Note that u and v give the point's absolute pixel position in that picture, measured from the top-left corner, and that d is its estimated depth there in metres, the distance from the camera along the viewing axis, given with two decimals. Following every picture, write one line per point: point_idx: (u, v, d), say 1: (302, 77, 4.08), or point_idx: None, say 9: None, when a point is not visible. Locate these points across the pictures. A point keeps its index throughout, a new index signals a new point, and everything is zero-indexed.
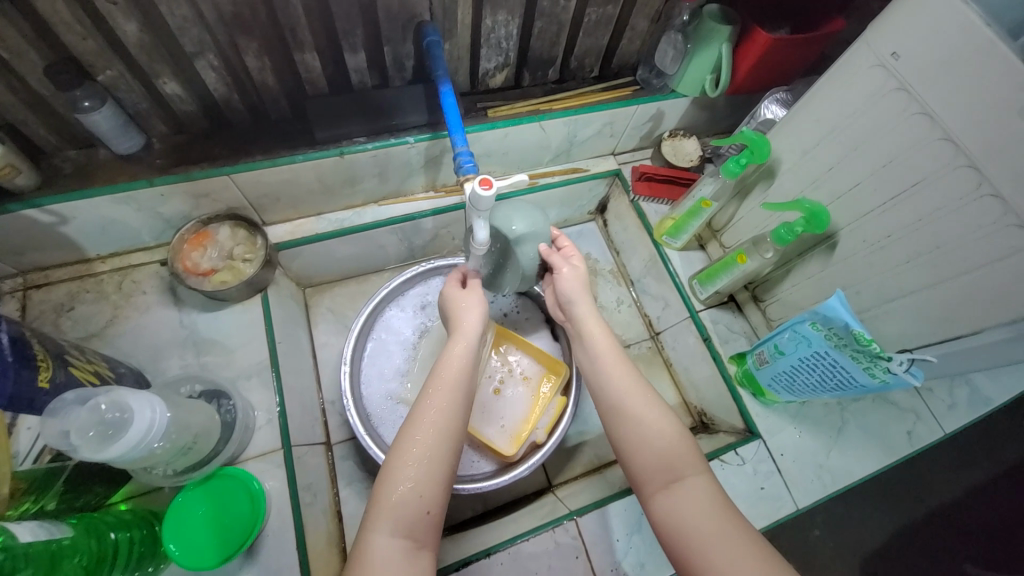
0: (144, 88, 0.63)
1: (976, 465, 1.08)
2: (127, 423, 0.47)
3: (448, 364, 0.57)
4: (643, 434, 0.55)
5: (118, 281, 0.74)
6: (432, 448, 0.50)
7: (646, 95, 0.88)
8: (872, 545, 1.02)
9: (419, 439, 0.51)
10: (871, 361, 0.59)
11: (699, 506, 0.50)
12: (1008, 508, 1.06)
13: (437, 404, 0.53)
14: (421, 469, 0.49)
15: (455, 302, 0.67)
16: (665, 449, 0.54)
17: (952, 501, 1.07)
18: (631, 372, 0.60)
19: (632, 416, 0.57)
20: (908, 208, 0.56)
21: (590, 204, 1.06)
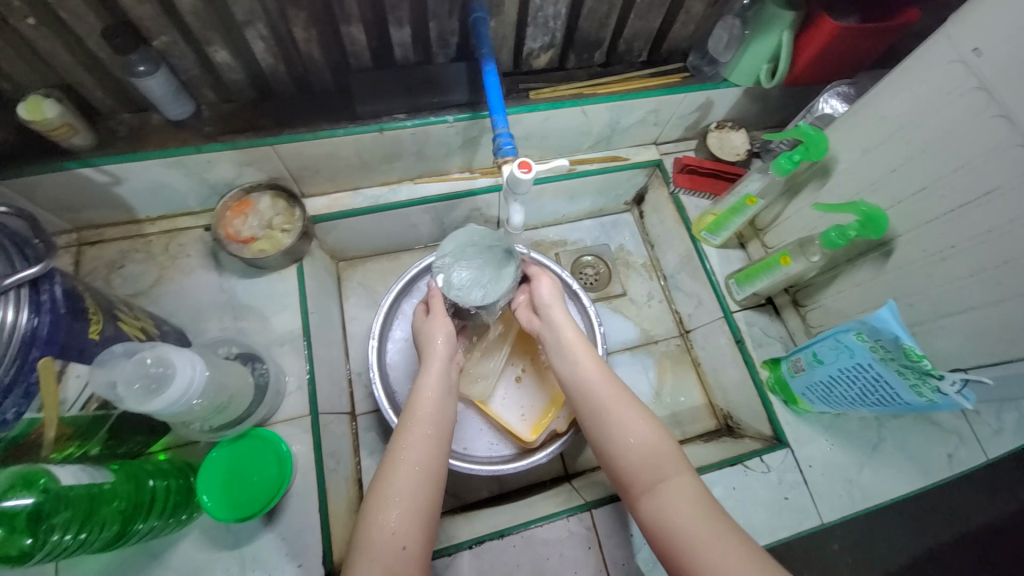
0: (196, 55, 0.64)
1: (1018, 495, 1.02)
2: (169, 378, 0.49)
3: (420, 398, 0.61)
4: (620, 440, 0.56)
5: (165, 242, 0.77)
6: (410, 479, 0.54)
7: (695, 83, 0.84)
8: (897, 566, 0.98)
9: (397, 468, 0.55)
10: (919, 378, 0.55)
11: (682, 508, 0.49)
12: None
13: (411, 439, 0.57)
14: (400, 502, 0.53)
15: (426, 331, 0.70)
16: (643, 453, 0.55)
17: (988, 528, 1.02)
18: (604, 376, 0.62)
19: (606, 427, 0.58)
20: (977, 218, 0.52)
21: (628, 194, 1.03)
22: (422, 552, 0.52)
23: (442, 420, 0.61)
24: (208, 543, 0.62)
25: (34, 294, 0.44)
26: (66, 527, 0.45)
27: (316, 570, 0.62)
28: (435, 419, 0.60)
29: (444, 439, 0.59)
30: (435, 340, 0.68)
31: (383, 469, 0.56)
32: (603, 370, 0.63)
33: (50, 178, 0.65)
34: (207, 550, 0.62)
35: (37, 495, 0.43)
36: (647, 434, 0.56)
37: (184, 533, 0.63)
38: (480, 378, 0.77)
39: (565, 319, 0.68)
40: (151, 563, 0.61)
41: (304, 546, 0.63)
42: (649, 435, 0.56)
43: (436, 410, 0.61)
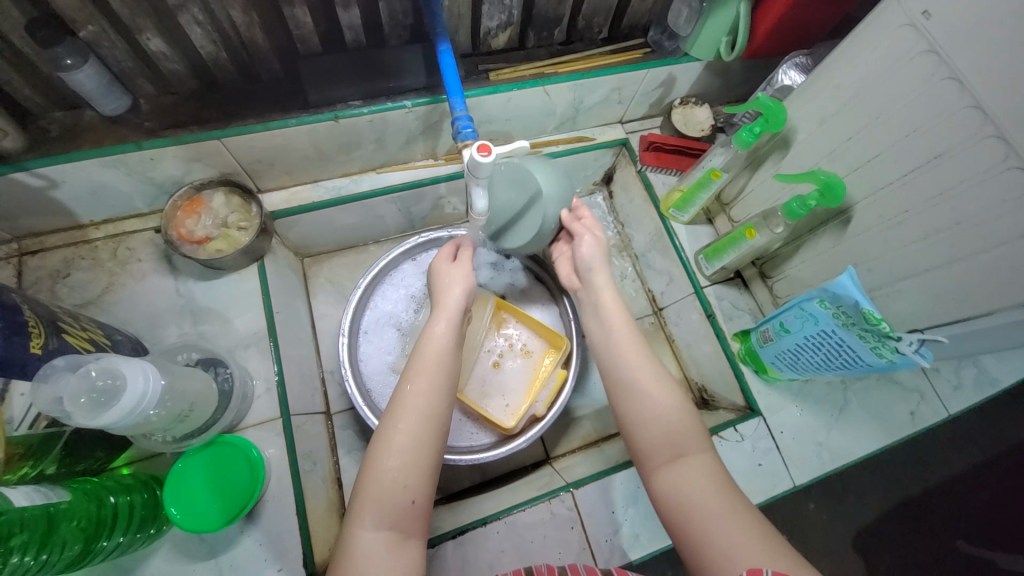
0: (128, 45, 0.60)
1: (976, 445, 1.09)
2: (119, 389, 0.46)
3: (433, 338, 0.55)
4: (640, 408, 0.54)
5: (113, 248, 0.73)
6: (418, 429, 0.49)
7: (657, 58, 0.83)
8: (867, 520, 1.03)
9: (408, 413, 0.49)
10: (879, 340, 0.58)
11: (706, 481, 0.48)
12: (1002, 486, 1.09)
13: (426, 382, 0.51)
14: (405, 459, 0.47)
15: (442, 275, 0.63)
16: (664, 420, 0.52)
17: (950, 477, 1.08)
18: (633, 340, 0.58)
19: (631, 395, 0.55)
20: (929, 182, 0.53)
21: (596, 174, 1.02)
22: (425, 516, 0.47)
23: (454, 362, 0.55)
24: (181, 556, 0.61)
25: None
26: (23, 551, 0.43)
27: (298, 573, 0.61)
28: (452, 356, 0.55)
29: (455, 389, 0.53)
30: (451, 288, 0.61)
31: (391, 414, 0.50)
32: (629, 333, 0.59)
33: None
34: (181, 562, 0.60)
35: None
36: (671, 407, 0.53)
37: (155, 548, 0.61)
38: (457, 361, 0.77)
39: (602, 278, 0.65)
40: None
41: (283, 550, 0.62)
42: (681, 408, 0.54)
43: (449, 354, 0.55)
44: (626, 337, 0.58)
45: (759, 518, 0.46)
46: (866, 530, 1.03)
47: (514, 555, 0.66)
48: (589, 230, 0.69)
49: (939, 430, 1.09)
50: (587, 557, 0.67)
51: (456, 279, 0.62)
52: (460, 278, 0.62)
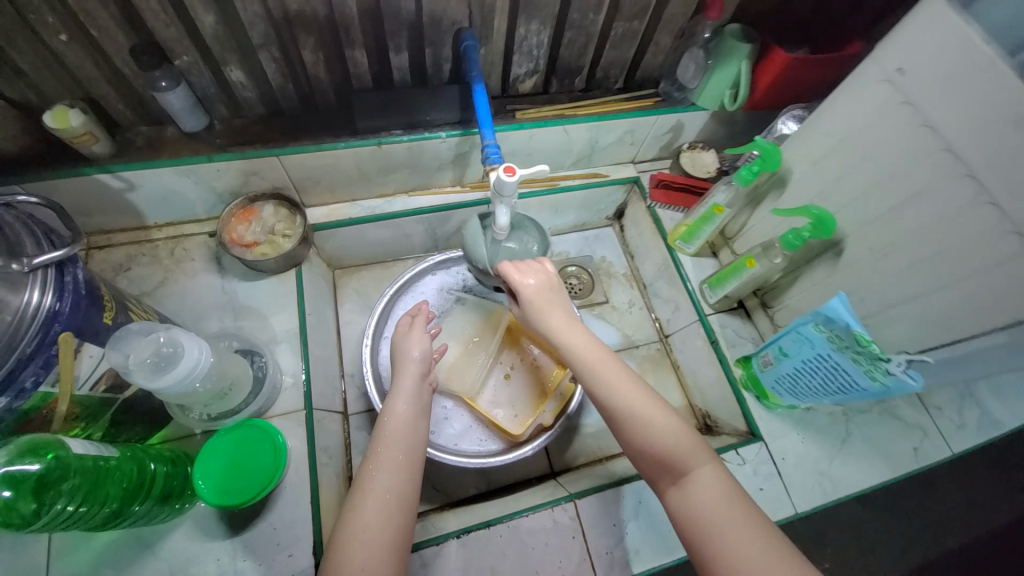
0: (212, 74, 0.71)
1: None
2: (178, 357, 0.52)
3: (392, 419, 0.61)
4: (639, 439, 0.55)
5: (170, 247, 0.82)
6: (382, 506, 0.53)
7: (667, 106, 0.93)
8: None
9: (371, 493, 0.53)
10: (872, 363, 0.61)
11: (711, 496, 0.50)
12: None
13: (389, 463, 0.56)
14: (370, 545, 0.50)
15: (401, 342, 0.69)
16: (653, 436, 0.54)
17: None
18: (616, 366, 0.59)
19: (627, 426, 0.56)
20: (912, 215, 0.59)
21: (609, 209, 1.10)
22: None
23: (415, 434, 0.60)
24: (199, 534, 0.64)
25: (60, 276, 0.49)
26: (75, 494, 0.48)
27: (307, 559, 0.64)
28: (410, 439, 0.59)
29: (415, 462, 0.57)
30: (409, 354, 0.68)
31: (355, 498, 0.54)
32: (608, 360, 0.60)
33: (69, 182, 0.70)
34: (198, 539, 0.63)
35: (46, 462, 0.46)
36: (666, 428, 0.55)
37: (176, 524, 0.64)
38: (469, 374, 0.80)
39: (563, 317, 0.63)
40: (143, 553, 0.62)
41: (296, 535, 0.65)
42: (666, 418, 0.56)
43: (405, 432, 0.60)
44: (603, 366, 0.58)
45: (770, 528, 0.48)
46: None
47: (516, 559, 0.67)
48: (532, 275, 0.65)
49: None
50: (587, 567, 0.68)
51: (413, 346, 0.69)
52: (416, 345, 0.69)
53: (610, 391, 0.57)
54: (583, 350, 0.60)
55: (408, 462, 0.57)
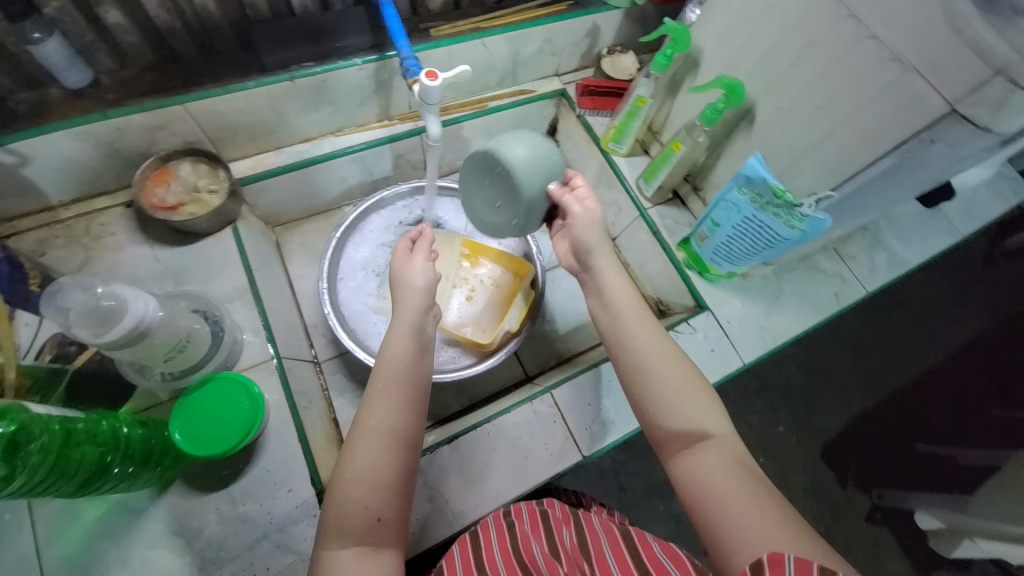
0: (87, 19, 0.64)
1: (912, 358, 1.33)
2: (121, 310, 0.51)
3: (390, 351, 0.56)
4: (663, 399, 0.54)
5: (85, 224, 0.75)
6: (380, 446, 0.50)
7: (580, 8, 0.92)
8: (833, 430, 1.27)
9: (366, 437, 0.50)
10: (788, 211, 0.69)
11: (720, 469, 0.49)
12: (940, 391, 1.32)
13: (386, 400, 0.52)
14: (370, 485, 0.48)
15: (400, 269, 0.64)
16: (688, 417, 0.52)
17: (899, 388, 1.31)
18: (659, 337, 0.58)
19: (654, 385, 0.55)
20: (809, 67, 0.64)
21: (541, 126, 1.11)
22: (395, 522, 0.49)
23: (418, 366, 0.56)
24: (192, 491, 0.64)
25: None
26: (47, 452, 0.47)
27: (308, 490, 0.66)
28: (412, 367, 0.55)
29: (418, 394, 0.54)
30: (410, 283, 0.62)
31: (353, 433, 0.51)
32: (655, 336, 0.58)
33: None
34: (192, 496, 0.64)
35: (8, 424, 0.44)
36: (699, 405, 0.53)
37: (165, 488, 0.64)
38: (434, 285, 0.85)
39: (614, 276, 0.63)
40: (137, 519, 0.62)
41: (291, 472, 0.66)
42: (711, 415, 0.53)
43: (408, 364, 0.55)
44: (649, 334, 0.58)
45: (779, 504, 0.46)
46: (835, 444, 1.27)
47: (506, 450, 0.73)
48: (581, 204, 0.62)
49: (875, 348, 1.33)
50: (571, 444, 0.75)
51: (415, 274, 0.63)
52: (415, 271, 0.63)
53: (647, 355, 0.56)
54: (634, 322, 0.59)
55: (407, 397, 0.53)
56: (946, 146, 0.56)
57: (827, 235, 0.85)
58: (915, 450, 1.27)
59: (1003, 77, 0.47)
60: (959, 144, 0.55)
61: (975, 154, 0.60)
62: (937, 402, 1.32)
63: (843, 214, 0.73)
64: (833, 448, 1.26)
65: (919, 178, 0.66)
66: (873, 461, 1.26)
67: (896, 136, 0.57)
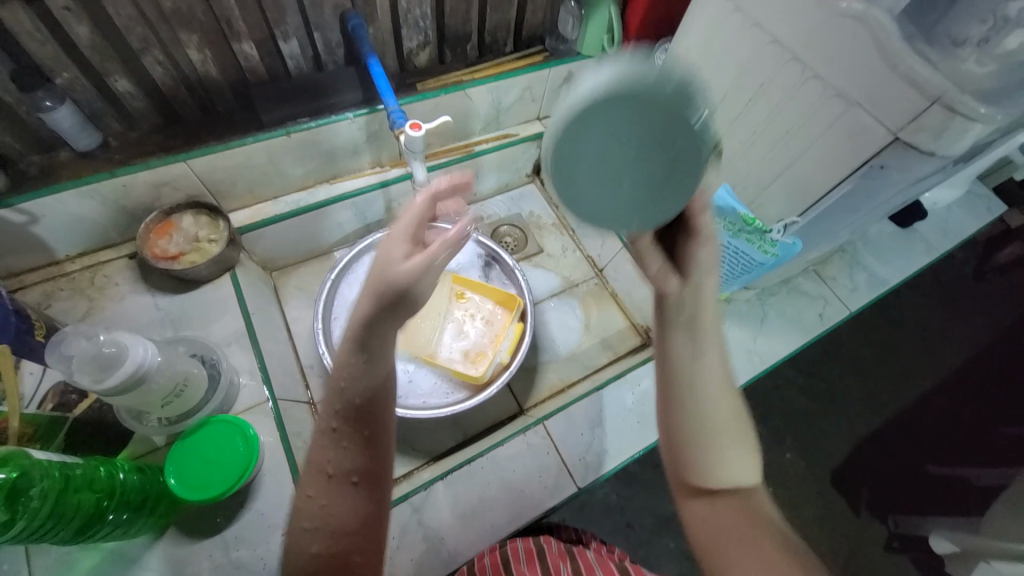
0: (99, 89, 0.70)
1: (913, 376, 1.34)
2: (122, 356, 0.54)
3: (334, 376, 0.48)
4: (702, 448, 0.49)
5: (90, 276, 0.79)
6: (329, 486, 0.46)
7: (555, 59, 1.00)
8: (839, 454, 1.26)
9: (317, 479, 0.47)
10: (760, 237, 0.73)
11: (738, 525, 0.47)
12: (947, 409, 1.32)
13: (332, 437, 0.47)
14: (323, 526, 0.46)
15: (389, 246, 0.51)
16: (721, 471, 0.49)
17: (904, 408, 1.31)
18: (715, 366, 0.50)
19: (693, 433, 0.49)
20: (763, 104, 0.69)
21: (526, 166, 1.16)
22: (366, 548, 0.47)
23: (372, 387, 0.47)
24: (186, 537, 0.64)
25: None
26: (45, 498, 0.49)
27: None
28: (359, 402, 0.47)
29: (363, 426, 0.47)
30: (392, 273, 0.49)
31: (304, 481, 0.48)
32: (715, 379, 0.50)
33: None
34: (186, 542, 0.64)
35: (9, 471, 0.46)
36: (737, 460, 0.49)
37: (159, 535, 0.64)
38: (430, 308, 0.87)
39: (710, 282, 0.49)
40: (130, 568, 0.62)
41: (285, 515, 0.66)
42: (741, 463, 0.49)
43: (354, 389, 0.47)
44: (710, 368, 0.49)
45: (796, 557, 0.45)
46: (843, 468, 1.25)
47: (500, 484, 0.73)
48: None
49: (872, 368, 1.34)
50: (566, 475, 0.75)
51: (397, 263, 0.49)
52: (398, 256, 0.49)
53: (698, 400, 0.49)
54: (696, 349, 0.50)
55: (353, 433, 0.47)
56: (890, 170, 0.59)
57: (803, 257, 0.88)
58: (927, 473, 1.26)
59: (935, 106, 0.51)
60: (902, 168, 0.59)
61: (924, 176, 0.64)
62: (946, 422, 1.31)
63: (811, 238, 0.77)
64: (840, 474, 1.25)
65: (879, 202, 0.70)
66: (886, 485, 1.24)
67: (849, 163, 0.61)
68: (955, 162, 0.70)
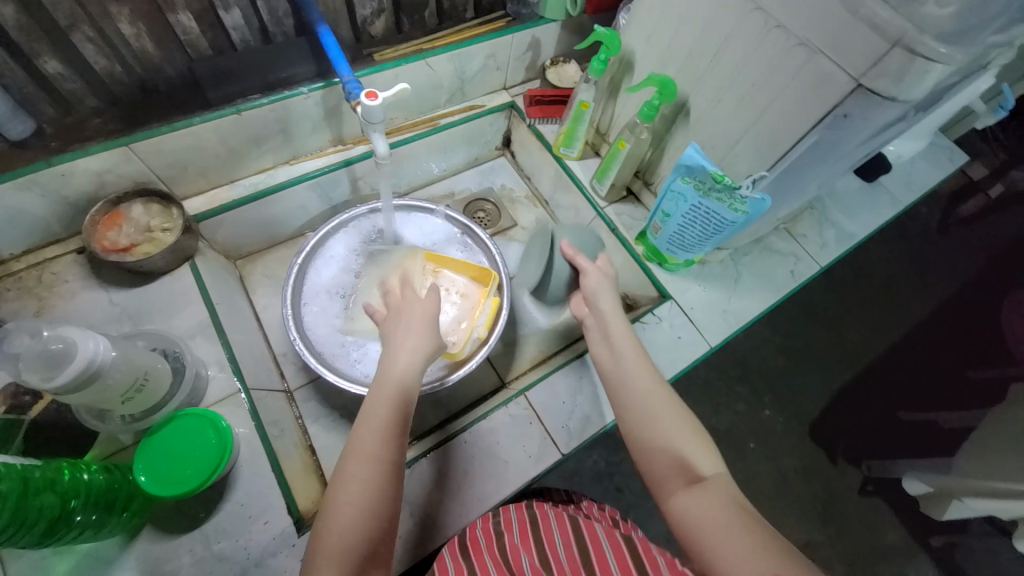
0: (26, 71, 0.65)
1: (882, 330, 1.45)
2: (71, 352, 0.52)
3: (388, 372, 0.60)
4: (665, 441, 0.59)
5: (37, 274, 0.75)
6: (367, 471, 0.53)
7: (518, 24, 0.96)
8: (816, 408, 1.36)
9: (347, 475, 0.53)
10: (730, 195, 0.72)
11: (716, 513, 0.51)
12: (914, 361, 1.43)
13: (362, 439, 0.55)
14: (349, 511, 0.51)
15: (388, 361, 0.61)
16: (681, 451, 0.58)
17: (874, 359, 1.41)
18: (635, 344, 0.68)
19: (649, 420, 0.61)
20: (729, 58, 0.68)
21: (495, 139, 1.13)
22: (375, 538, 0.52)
23: (405, 400, 0.59)
24: (164, 533, 0.62)
25: None
26: (4, 498, 0.47)
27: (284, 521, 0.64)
28: (399, 403, 0.58)
29: (391, 466, 0.55)
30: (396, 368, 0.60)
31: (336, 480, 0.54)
32: (662, 387, 0.64)
33: None
34: (164, 539, 0.62)
35: None
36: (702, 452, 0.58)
37: (135, 534, 0.62)
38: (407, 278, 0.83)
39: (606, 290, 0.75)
40: (107, 569, 0.60)
41: (267, 504, 0.65)
42: (702, 458, 0.57)
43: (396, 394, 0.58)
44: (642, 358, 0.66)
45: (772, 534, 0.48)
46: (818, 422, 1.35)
47: (485, 457, 0.73)
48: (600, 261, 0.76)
49: (846, 325, 1.44)
50: (550, 443, 0.75)
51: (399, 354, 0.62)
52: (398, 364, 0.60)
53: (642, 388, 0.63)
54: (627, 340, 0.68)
55: (380, 443, 0.55)
56: (851, 118, 0.59)
57: (773, 215, 0.89)
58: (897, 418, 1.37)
59: (896, 49, 0.51)
60: (865, 115, 0.59)
61: (885, 124, 0.65)
62: (914, 372, 1.42)
63: (779, 196, 0.77)
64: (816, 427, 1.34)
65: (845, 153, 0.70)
66: (858, 433, 1.35)
67: (814, 113, 0.61)
68: (913, 112, 0.71)
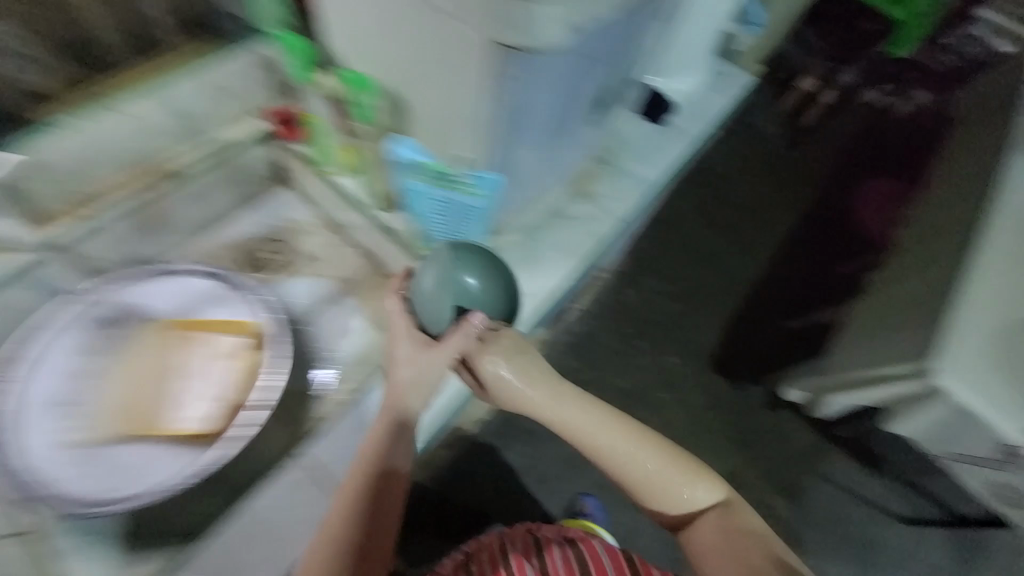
0: None
1: (745, 255, 1.65)
2: None
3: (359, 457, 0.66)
4: (680, 496, 0.63)
5: None
6: (330, 541, 0.61)
7: (236, 45, 0.88)
8: (702, 343, 1.51)
9: (331, 539, 0.62)
10: (454, 178, 0.74)
11: (710, 537, 0.63)
12: (776, 279, 1.62)
13: (330, 530, 0.62)
14: (324, 561, 0.61)
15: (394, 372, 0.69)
16: (688, 500, 0.63)
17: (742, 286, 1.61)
18: (622, 423, 0.65)
19: (645, 486, 0.64)
20: (403, 35, 0.65)
21: (266, 172, 1.01)
22: None
23: (396, 454, 0.66)
24: None
25: None
26: None
27: None
28: (371, 483, 0.64)
29: (362, 498, 0.63)
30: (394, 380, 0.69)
31: (313, 545, 0.63)
32: (621, 420, 0.66)
33: None
34: None
35: None
36: (706, 489, 0.63)
37: None
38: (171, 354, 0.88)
39: (554, 393, 0.65)
40: None
41: None
42: (706, 489, 0.64)
43: (371, 463, 0.64)
44: (621, 425, 0.65)
45: (763, 547, 0.60)
46: (717, 355, 1.50)
47: None
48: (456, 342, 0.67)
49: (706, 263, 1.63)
50: None
51: (403, 372, 0.68)
52: (407, 372, 0.68)
53: (616, 465, 0.64)
54: (589, 415, 0.65)
55: (349, 498, 0.63)
56: (520, 77, 0.61)
57: (541, 178, 0.88)
58: (781, 329, 1.56)
59: None
60: (526, 70, 0.61)
61: (563, 71, 0.68)
62: (780, 286, 1.62)
63: (517, 162, 0.78)
64: (719, 361, 1.49)
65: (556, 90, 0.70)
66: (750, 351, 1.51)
67: (487, 59, 0.59)
68: (605, 52, 0.74)
